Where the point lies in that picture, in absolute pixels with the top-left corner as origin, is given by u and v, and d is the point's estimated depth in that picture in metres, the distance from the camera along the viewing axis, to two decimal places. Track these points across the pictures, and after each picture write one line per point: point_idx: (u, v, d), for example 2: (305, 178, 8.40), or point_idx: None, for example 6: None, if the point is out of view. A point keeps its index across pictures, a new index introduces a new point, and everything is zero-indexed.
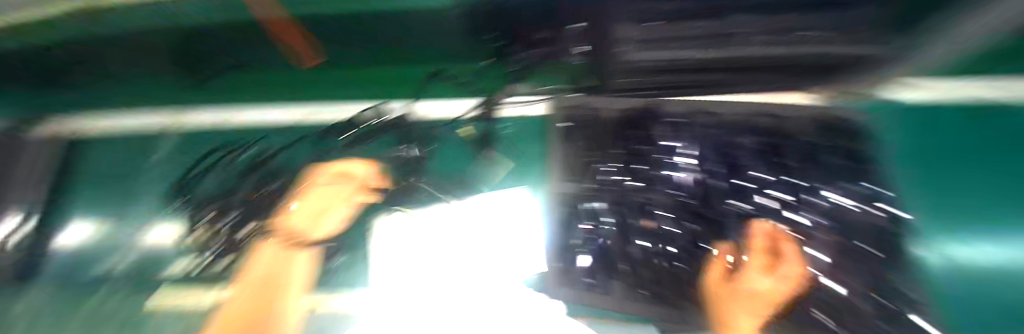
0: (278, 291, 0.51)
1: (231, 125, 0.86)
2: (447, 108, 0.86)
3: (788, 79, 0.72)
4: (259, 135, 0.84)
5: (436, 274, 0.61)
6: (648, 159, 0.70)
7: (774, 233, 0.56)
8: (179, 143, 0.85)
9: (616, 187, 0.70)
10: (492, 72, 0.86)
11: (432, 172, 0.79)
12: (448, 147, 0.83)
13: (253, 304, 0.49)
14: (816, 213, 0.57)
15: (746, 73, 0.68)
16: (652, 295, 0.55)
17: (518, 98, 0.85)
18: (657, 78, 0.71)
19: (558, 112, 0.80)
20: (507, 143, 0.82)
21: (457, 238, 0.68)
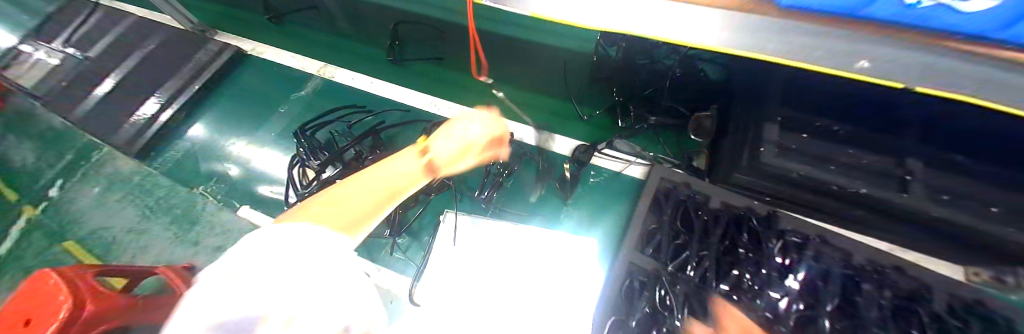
0: (393, 199, 0.46)
1: (369, 89, 1.00)
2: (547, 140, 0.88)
3: (945, 246, 0.63)
4: (386, 107, 0.96)
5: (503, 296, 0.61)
6: (748, 267, 0.61)
7: None
8: (327, 94, 1.02)
9: (700, 284, 0.62)
10: (599, 122, 0.88)
11: (511, 190, 0.83)
12: (530, 175, 0.85)
13: (388, 194, 0.45)
14: None
15: (891, 221, 0.61)
16: None
17: (615, 153, 0.84)
18: (784, 189, 0.63)
19: (653, 179, 0.74)
20: (590, 192, 0.82)
21: (512, 264, 0.65)
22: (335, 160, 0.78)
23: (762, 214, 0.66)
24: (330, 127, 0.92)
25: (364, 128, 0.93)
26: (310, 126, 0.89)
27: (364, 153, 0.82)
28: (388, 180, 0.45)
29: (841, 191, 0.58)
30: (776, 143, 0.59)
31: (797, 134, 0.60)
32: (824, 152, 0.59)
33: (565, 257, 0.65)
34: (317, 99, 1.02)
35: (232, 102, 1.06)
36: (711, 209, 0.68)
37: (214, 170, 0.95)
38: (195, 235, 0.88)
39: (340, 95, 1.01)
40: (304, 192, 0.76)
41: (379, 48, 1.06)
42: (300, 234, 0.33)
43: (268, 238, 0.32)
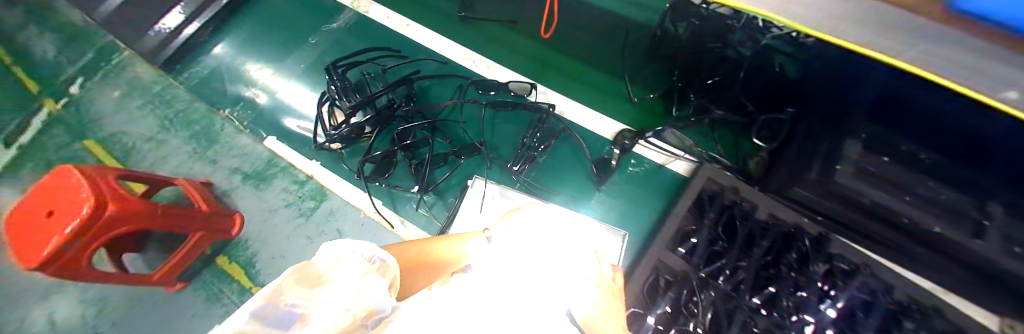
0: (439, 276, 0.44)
1: (407, 31, 0.92)
2: (590, 119, 0.82)
3: (1000, 299, 0.59)
4: (422, 56, 0.89)
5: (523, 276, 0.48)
6: (785, 287, 0.58)
7: None
8: (359, 30, 0.95)
9: (731, 293, 0.59)
10: (649, 106, 0.82)
11: (545, 166, 0.79)
12: (566, 152, 0.81)
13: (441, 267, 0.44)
14: None
15: (950, 262, 0.57)
16: None
17: (660, 144, 0.78)
18: (844, 212, 0.59)
19: (699, 180, 0.69)
20: (626, 180, 0.78)
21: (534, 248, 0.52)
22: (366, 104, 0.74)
23: (810, 233, 0.62)
24: (360, 68, 0.86)
25: (396, 76, 0.87)
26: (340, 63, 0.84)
27: (396, 101, 0.77)
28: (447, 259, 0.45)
29: (911, 225, 0.53)
30: (852, 164, 0.54)
31: (878, 157, 0.54)
32: (902, 180, 0.53)
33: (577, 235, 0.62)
34: (349, 34, 0.95)
35: (259, 24, 0.99)
36: (756, 220, 0.64)
37: (238, 93, 0.92)
38: (216, 153, 0.88)
39: (371, 32, 0.94)
40: (332, 134, 0.72)
41: None
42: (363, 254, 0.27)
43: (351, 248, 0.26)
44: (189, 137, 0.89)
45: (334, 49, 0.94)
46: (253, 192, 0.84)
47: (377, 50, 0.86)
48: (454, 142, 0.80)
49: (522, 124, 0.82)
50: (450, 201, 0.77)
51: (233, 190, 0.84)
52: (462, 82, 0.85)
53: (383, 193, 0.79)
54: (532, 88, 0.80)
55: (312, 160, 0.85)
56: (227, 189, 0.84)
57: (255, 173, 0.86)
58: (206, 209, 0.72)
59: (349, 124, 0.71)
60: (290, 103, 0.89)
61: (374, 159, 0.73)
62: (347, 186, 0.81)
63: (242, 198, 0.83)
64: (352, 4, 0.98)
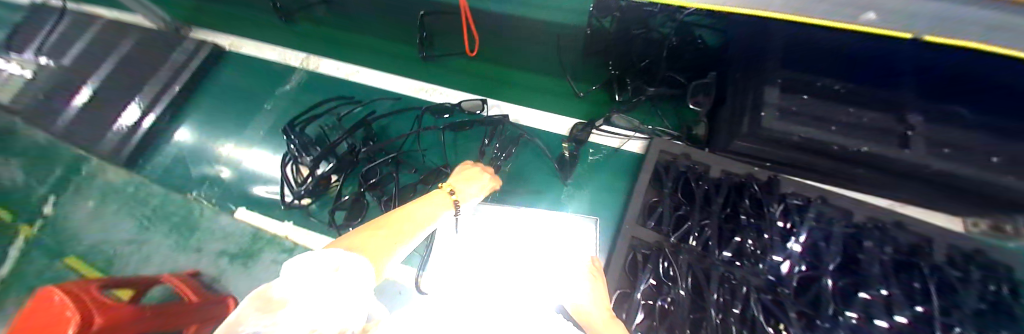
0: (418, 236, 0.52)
1: (359, 79, 0.97)
2: (544, 120, 0.86)
3: (948, 199, 0.63)
4: (375, 97, 0.93)
5: (500, 274, 0.63)
6: (749, 233, 0.61)
7: None
8: (313, 86, 0.99)
9: (701, 251, 0.62)
10: (594, 95, 0.87)
11: (511, 174, 0.82)
12: (529, 156, 0.84)
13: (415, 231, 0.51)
14: None
15: (890, 176, 0.61)
16: None
17: (613, 129, 0.83)
18: (784, 152, 0.63)
19: (653, 153, 0.73)
20: (589, 169, 0.81)
21: (507, 245, 0.66)
22: (327, 155, 0.77)
23: (762, 179, 0.67)
24: (317, 122, 0.90)
25: (353, 120, 0.90)
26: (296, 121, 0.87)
27: (356, 145, 0.80)
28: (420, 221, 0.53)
29: (841, 151, 0.57)
30: (777, 107, 0.58)
31: (795, 96, 0.59)
32: (823, 112, 0.58)
33: (556, 237, 0.67)
34: (303, 92, 0.99)
35: (216, 101, 1.02)
36: (711, 179, 0.68)
37: (204, 173, 0.93)
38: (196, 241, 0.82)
39: (324, 86, 0.98)
40: (300, 190, 0.75)
41: (363, 37, 1.03)
42: (333, 256, 0.33)
43: (310, 261, 0.32)
44: (168, 230, 0.83)
45: (292, 109, 0.97)
46: (244, 272, 0.76)
47: (330, 102, 0.90)
48: (418, 171, 0.82)
49: (480, 139, 0.85)
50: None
51: (221, 275, 0.77)
52: (417, 113, 0.88)
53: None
54: (483, 104, 0.84)
55: (288, 221, 0.86)
56: (215, 276, 0.76)
57: (242, 252, 0.79)
58: (193, 300, 0.66)
59: (313, 177, 0.74)
60: (258, 169, 0.92)
61: (345, 205, 0.75)
62: (322, 240, 0.82)
63: (233, 281, 0.75)
64: (302, 63, 1.03)
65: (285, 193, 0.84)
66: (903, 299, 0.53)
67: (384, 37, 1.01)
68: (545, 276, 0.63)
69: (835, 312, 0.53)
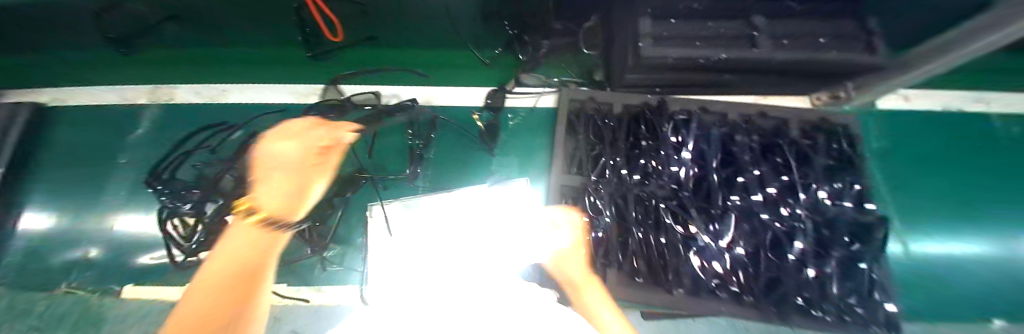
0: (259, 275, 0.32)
1: (241, 100, 0.85)
2: (456, 96, 0.86)
3: (797, 84, 0.77)
4: (257, 113, 0.83)
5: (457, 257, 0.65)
6: (652, 154, 0.68)
7: (778, 230, 0.62)
8: (182, 121, 0.85)
9: (617, 181, 0.67)
10: (501, 61, 0.87)
11: (438, 160, 0.80)
12: (450, 136, 0.82)
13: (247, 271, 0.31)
14: (797, 211, 0.64)
15: (753, 74, 0.71)
16: (643, 279, 0.61)
17: (522, 90, 0.85)
18: (667, 75, 0.69)
19: (564, 102, 0.76)
20: (510, 135, 0.83)
21: (456, 228, 0.67)
22: (211, 194, 0.68)
23: (654, 105, 0.73)
24: (191, 162, 0.77)
25: (231, 147, 0.79)
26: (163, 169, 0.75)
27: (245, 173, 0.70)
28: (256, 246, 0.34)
29: (711, 62, 0.65)
30: (652, 35, 0.63)
31: (665, 21, 0.64)
32: (689, 32, 0.65)
33: (509, 205, 0.69)
34: (171, 132, 0.84)
35: (57, 170, 0.83)
36: (614, 115, 0.74)
37: (69, 259, 0.74)
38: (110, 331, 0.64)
39: (195, 119, 0.84)
40: (192, 244, 0.65)
41: (221, 50, 0.86)
42: None
43: None
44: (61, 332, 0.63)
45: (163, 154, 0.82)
46: None
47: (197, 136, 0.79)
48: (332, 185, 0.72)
49: (401, 132, 0.82)
50: (359, 241, 0.71)
51: None
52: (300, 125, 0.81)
53: (285, 272, 0.67)
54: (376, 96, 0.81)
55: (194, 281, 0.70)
56: None
57: None
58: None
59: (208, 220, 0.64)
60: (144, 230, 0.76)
61: None
62: None
63: None
64: (152, 98, 0.88)
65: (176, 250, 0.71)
66: (770, 175, 0.66)
67: (246, 46, 0.86)
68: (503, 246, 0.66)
69: (725, 200, 0.63)
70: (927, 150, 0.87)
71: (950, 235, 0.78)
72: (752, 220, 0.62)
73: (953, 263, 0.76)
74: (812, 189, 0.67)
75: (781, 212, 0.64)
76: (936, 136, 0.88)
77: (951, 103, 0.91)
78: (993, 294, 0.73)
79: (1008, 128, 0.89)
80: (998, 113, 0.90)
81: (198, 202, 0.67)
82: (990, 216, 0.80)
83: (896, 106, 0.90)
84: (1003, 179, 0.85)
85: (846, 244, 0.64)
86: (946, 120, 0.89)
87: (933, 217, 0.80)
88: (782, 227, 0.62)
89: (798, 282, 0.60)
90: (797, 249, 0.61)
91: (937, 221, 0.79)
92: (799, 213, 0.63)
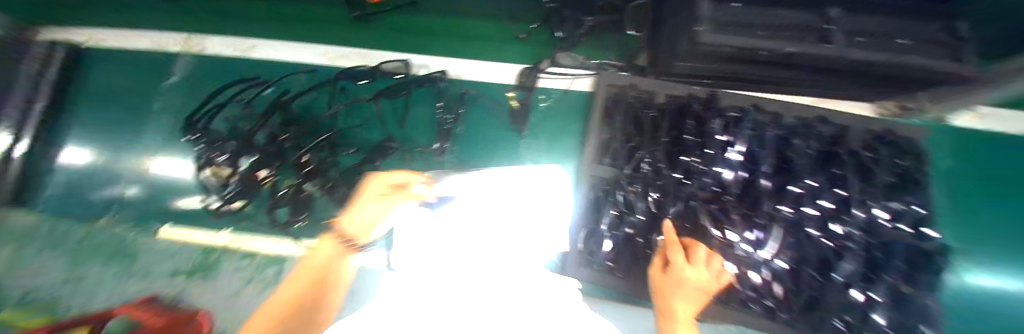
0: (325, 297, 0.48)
1: (269, 57, 0.84)
2: (487, 71, 0.81)
3: (863, 88, 0.69)
4: (290, 73, 0.82)
5: (485, 232, 0.68)
6: (696, 152, 0.63)
7: (829, 247, 0.57)
8: (214, 73, 0.85)
9: (653, 178, 0.64)
10: (537, 36, 0.81)
11: (465, 137, 0.77)
12: (479, 113, 0.79)
13: (315, 292, 0.46)
14: (853, 229, 0.58)
15: (817, 74, 0.64)
16: None
17: (560, 70, 0.79)
18: (719, 66, 0.63)
19: (602, 89, 0.72)
20: (542, 117, 0.79)
21: (483, 209, 0.68)
22: (244, 148, 0.71)
23: (703, 97, 0.68)
24: (224, 114, 0.77)
25: (264, 101, 0.78)
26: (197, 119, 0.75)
27: (276, 131, 0.72)
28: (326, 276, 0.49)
29: (773, 55, 0.58)
30: (710, 19, 0.56)
31: (726, 4, 0.57)
32: (754, 19, 0.57)
33: (538, 188, 0.68)
34: (203, 83, 0.84)
35: (97, 108, 0.84)
36: (656, 105, 0.69)
37: (106, 196, 0.78)
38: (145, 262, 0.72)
39: (226, 72, 0.84)
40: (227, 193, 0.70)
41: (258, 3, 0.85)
42: None
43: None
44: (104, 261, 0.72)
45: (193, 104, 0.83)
46: (204, 284, 0.68)
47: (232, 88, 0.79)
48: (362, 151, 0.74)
49: (429, 103, 0.78)
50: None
51: (181, 294, 0.67)
52: (330, 88, 0.79)
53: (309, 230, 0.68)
54: (406, 64, 0.77)
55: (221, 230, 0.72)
56: (172, 296, 0.67)
57: (195, 267, 0.70)
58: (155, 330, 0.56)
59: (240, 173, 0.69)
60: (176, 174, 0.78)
61: (284, 200, 0.69)
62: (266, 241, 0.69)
63: (197, 297, 0.66)
64: (183, 47, 0.87)
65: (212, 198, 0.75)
66: (826, 187, 0.60)
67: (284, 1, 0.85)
68: (528, 233, 0.67)
69: (773, 210, 0.58)
70: (1000, 176, 0.78)
71: (1008, 273, 0.72)
72: (798, 232, 0.58)
73: (1007, 302, 0.70)
74: (877, 208, 0.60)
75: (834, 228, 0.58)
76: (1015, 161, 0.79)
77: None
78: None
79: None
80: None
81: (232, 155, 0.71)
82: None
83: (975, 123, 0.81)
84: None
85: (902, 270, 0.59)
86: None
87: (994, 251, 0.73)
88: (833, 245, 0.57)
89: (844, 302, 0.55)
90: (846, 270, 0.55)
91: (998, 255, 0.72)
92: (854, 232, 0.57)
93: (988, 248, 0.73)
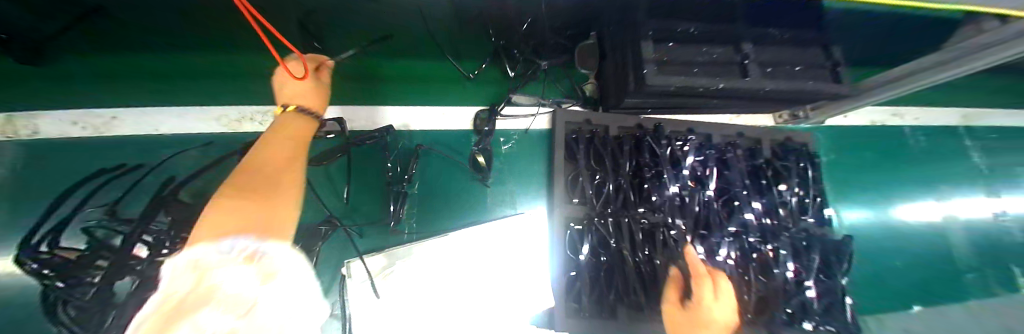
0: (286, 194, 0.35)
1: (144, 129, 0.64)
2: (440, 117, 0.76)
3: (770, 105, 0.82)
4: (181, 147, 0.64)
5: (465, 302, 0.58)
6: (655, 180, 0.70)
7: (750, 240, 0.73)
8: (50, 156, 0.60)
9: (623, 211, 0.69)
10: (487, 76, 0.80)
11: (424, 196, 0.70)
12: (437, 164, 0.72)
13: (272, 176, 0.35)
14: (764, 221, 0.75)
15: (735, 100, 0.75)
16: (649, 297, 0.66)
17: (513, 110, 0.78)
18: (661, 99, 0.69)
19: (560, 127, 0.73)
20: (504, 161, 0.76)
21: (456, 270, 0.60)
22: (116, 265, 0.49)
23: (650, 129, 0.76)
24: (82, 218, 0.55)
25: (145, 196, 0.60)
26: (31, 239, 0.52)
27: (161, 236, 0.52)
28: (262, 160, 0.37)
29: (708, 89, 0.65)
30: (652, 60, 0.62)
31: (664, 46, 0.63)
32: (689, 57, 0.65)
33: (514, 241, 0.65)
34: (31, 174, 0.59)
35: None
36: (612, 138, 0.74)
37: None
38: None
39: (73, 152, 0.61)
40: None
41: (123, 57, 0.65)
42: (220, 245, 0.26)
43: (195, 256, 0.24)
44: None
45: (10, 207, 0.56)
46: None
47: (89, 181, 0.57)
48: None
49: (379, 159, 0.69)
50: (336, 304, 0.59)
51: None
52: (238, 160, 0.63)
53: None
54: (340, 124, 0.64)
55: None
56: None
57: None
58: None
59: (119, 310, 0.47)
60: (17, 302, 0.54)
61: None
62: None
63: None
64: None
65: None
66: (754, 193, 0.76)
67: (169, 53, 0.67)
68: (511, 285, 0.62)
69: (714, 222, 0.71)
70: (861, 165, 1.02)
71: (867, 241, 0.96)
72: (726, 232, 0.72)
73: (865, 267, 0.94)
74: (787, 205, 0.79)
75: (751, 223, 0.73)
76: (868, 149, 1.04)
77: (881, 116, 1.06)
78: (888, 290, 0.93)
79: (918, 138, 1.07)
80: (912, 125, 1.08)
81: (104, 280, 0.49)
82: (895, 220, 0.99)
83: (840, 121, 1.03)
84: (915, 187, 1.03)
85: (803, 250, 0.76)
86: (876, 131, 1.05)
87: (858, 225, 0.97)
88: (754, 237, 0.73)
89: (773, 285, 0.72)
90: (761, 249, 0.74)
91: (859, 226, 0.97)
92: (766, 224, 0.75)
93: (853, 223, 0.97)
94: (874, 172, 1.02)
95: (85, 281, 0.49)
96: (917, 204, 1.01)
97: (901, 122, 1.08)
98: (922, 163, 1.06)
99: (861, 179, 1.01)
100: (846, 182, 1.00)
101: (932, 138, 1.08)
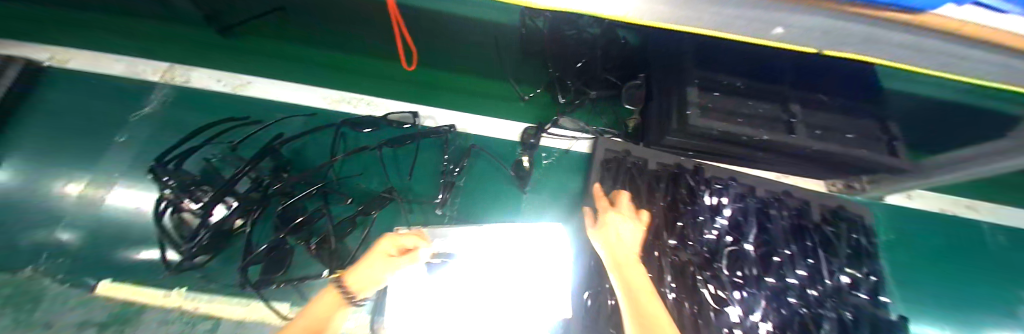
0: None
1: (260, 95, 0.79)
2: (492, 127, 0.84)
3: (819, 170, 0.81)
4: (285, 114, 0.78)
5: (487, 293, 0.60)
6: (689, 218, 0.70)
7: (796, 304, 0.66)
8: (192, 104, 0.77)
9: (655, 244, 0.68)
10: (539, 100, 0.89)
11: (468, 190, 0.76)
12: (481, 166, 0.80)
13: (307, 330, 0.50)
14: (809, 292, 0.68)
15: (779, 157, 0.75)
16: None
17: (559, 131, 0.84)
18: (704, 143, 0.72)
19: (600, 153, 0.78)
20: (543, 173, 0.82)
21: (483, 263, 0.63)
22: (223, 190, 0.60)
23: (689, 169, 0.77)
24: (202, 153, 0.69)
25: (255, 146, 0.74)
26: (167, 157, 0.65)
27: (263, 179, 0.64)
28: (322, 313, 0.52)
29: (751, 140, 0.67)
30: (697, 105, 0.66)
31: (710, 94, 0.68)
32: (734, 107, 0.68)
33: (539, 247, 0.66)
34: (176, 114, 0.75)
35: (40, 134, 0.70)
36: (650, 172, 0.76)
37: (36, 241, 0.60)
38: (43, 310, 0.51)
39: (208, 103, 0.77)
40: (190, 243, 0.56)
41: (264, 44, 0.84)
42: None
43: None
44: None
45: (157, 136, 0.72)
46: None
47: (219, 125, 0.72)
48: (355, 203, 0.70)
49: (435, 152, 0.79)
50: None
51: None
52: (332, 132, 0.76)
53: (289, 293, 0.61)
54: (415, 116, 0.77)
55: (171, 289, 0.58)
56: None
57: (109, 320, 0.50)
58: None
59: (215, 225, 0.57)
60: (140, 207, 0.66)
61: (260, 258, 0.57)
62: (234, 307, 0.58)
63: None
64: (164, 78, 0.78)
65: (168, 251, 0.61)
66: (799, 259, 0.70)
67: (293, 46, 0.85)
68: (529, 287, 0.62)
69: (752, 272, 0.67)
70: (929, 252, 0.93)
71: None
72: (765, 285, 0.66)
73: None
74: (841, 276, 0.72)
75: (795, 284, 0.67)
76: (937, 237, 0.94)
77: (950, 206, 0.99)
78: None
79: (998, 236, 0.97)
80: (990, 221, 0.99)
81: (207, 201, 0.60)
82: (980, 322, 0.86)
83: (903, 203, 0.97)
84: (996, 287, 0.91)
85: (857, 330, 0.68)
86: (943, 220, 0.97)
87: (935, 320, 0.84)
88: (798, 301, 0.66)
89: None
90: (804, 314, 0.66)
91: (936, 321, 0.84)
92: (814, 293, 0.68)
93: (928, 317, 0.84)
94: (937, 264, 0.92)
95: (196, 197, 0.60)
96: (1000, 308, 0.88)
97: (977, 215, 0.99)
98: (1002, 263, 0.95)
99: (924, 273, 0.90)
100: (906, 269, 0.89)
101: (1015, 238, 0.98)
